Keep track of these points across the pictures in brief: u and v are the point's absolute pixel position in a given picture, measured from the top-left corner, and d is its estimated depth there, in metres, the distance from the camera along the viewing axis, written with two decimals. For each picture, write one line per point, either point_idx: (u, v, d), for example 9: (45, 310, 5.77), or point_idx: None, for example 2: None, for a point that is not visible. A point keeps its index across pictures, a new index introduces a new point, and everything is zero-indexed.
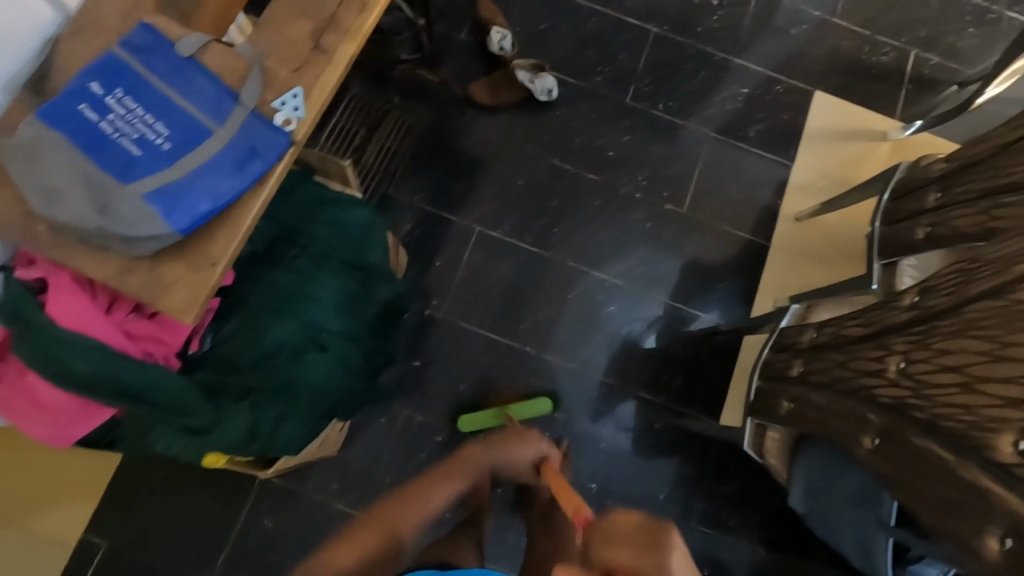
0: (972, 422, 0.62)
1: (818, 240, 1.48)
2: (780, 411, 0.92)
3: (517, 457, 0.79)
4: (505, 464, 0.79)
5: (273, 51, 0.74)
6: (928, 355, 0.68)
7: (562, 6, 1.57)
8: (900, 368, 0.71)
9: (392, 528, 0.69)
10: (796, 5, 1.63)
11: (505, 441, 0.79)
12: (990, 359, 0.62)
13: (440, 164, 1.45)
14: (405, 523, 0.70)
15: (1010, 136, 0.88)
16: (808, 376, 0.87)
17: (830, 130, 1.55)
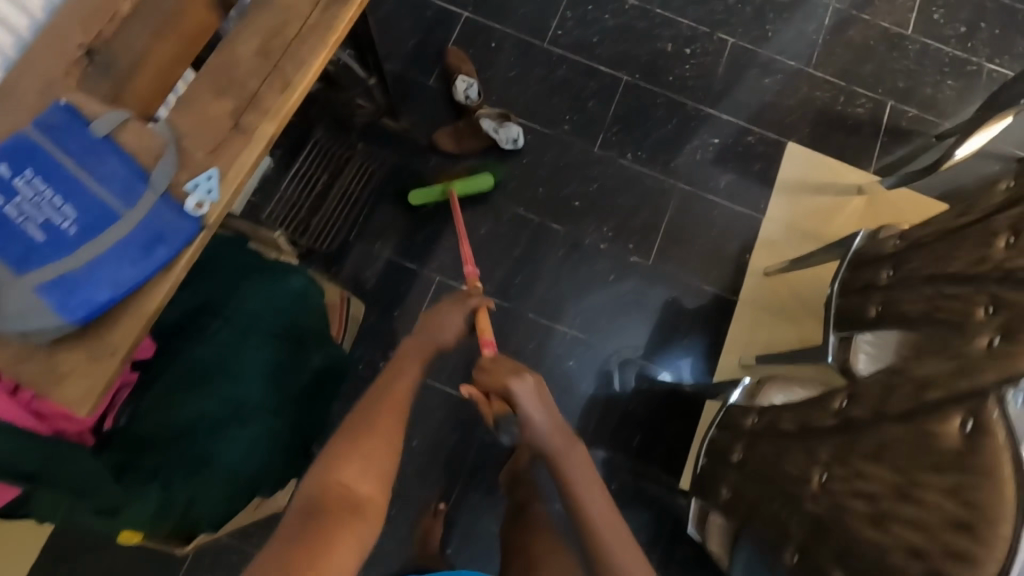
0: (881, 559, 0.63)
1: (788, 297, 1.45)
2: (721, 496, 0.88)
3: (447, 322, 0.86)
4: (439, 335, 0.84)
5: (191, 129, 0.73)
6: (848, 475, 0.69)
7: (533, 53, 1.56)
8: (822, 481, 0.71)
9: (381, 415, 0.72)
10: (770, 54, 1.61)
11: (437, 313, 0.86)
12: (902, 498, 0.63)
13: (401, 210, 1.43)
14: (391, 411, 0.73)
15: (954, 218, 0.85)
16: (746, 465, 0.85)
17: (802, 183, 1.53)
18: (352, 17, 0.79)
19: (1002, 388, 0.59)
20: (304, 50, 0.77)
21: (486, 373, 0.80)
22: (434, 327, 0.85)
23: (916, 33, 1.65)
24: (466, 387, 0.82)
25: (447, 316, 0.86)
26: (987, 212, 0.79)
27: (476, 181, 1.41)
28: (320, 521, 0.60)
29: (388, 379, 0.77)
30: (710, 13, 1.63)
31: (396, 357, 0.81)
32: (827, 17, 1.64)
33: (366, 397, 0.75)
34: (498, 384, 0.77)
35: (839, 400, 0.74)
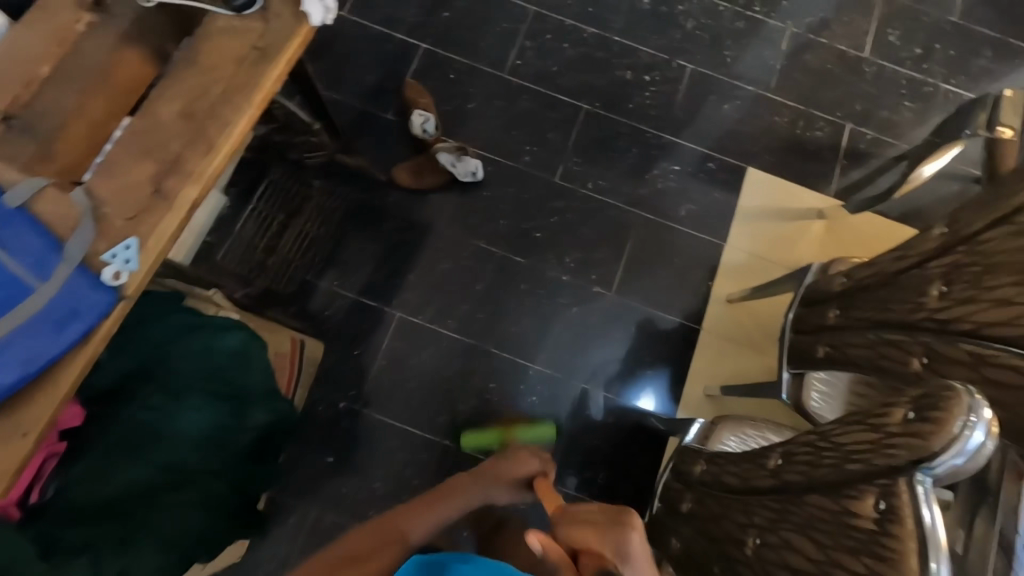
0: None
1: (750, 325, 1.45)
2: (672, 548, 0.87)
3: (508, 474, 0.80)
4: (496, 485, 0.81)
5: (111, 197, 0.72)
6: (777, 539, 0.68)
7: (493, 85, 1.57)
8: (754, 545, 0.71)
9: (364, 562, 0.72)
10: (729, 80, 1.63)
11: (496, 461, 0.82)
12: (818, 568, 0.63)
13: (360, 248, 1.42)
14: (379, 556, 0.73)
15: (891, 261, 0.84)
16: (696, 518, 0.83)
17: (763, 209, 1.53)
18: (279, 75, 0.78)
19: (911, 465, 0.59)
20: (229, 110, 0.75)
21: (582, 523, 0.62)
22: (499, 474, 0.81)
23: (872, 56, 1.68)
24: (541, 539, 0.60)
25: (509, 467, 0.81)
26: (924, 257, 0.78)
27: (541, 432, 1.29)
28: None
29: (417, 514, 0.79)
30: (669, 41, 1.64)
31: (425, 507, 0.79)
32: (783, 43, 1.66)
33: (363, 531, 0.77)
34: (593, 536, 0.60)
35: (773, 459, 0.75)
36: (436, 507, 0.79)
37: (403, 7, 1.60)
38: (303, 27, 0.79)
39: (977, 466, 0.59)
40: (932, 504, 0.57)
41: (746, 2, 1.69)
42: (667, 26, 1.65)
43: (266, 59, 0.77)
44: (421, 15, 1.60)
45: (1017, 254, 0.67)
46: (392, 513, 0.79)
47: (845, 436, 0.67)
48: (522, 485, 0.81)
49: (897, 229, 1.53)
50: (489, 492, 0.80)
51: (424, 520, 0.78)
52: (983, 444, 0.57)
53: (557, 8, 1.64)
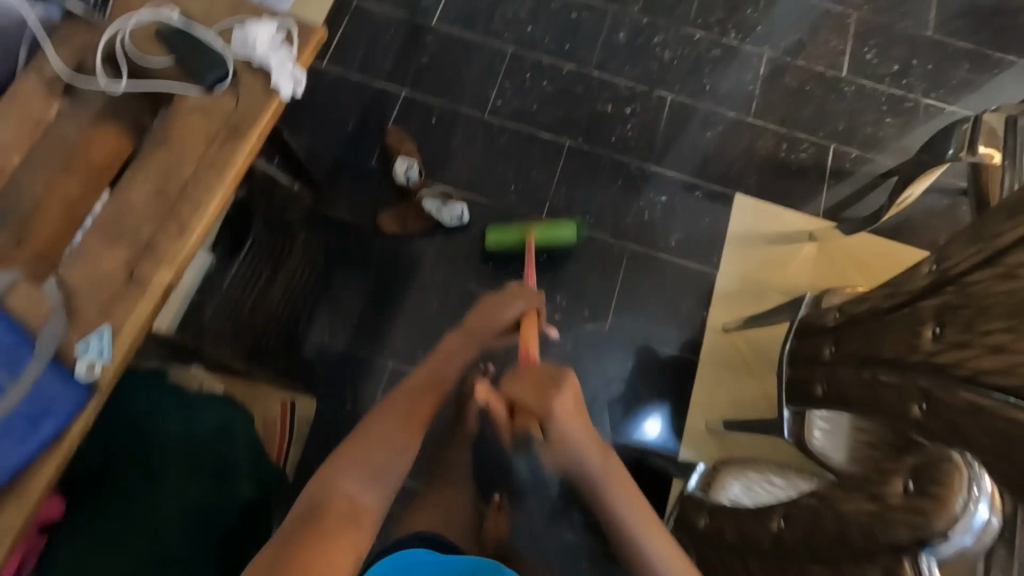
0: None
1: (748, 353, 1.42)
2: None
3: (499, 316, 0.91)
4: (484, 330, 0.90)
5: (85, 286, 0.70)
6: None
7: (474, 127, 1.57)
8: None
9: (411, 410, 0.81)
10: (709, 107, 1.63)
11: (480, 306, 0.91)
12: None
13: (349, 297, 1.41)
14: (423, 400, 0.83)
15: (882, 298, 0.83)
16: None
17: (753, 234, 1.52)
18: (250, 150, 0.78)
19: (917, 545, 0.56)
20: (201, 189, 0.75)
21: (525, 382, 0.76)
22: (488, 319, 0.90)
23: (850, 74, 1.68)
24: (482, 390, 0.77)
25: (494, 309, 0.91)
26: (912, 295, 0.77)
27: (559, 228, 1.42)
28: (316, 521, 0.67)
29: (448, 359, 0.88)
30: (647, 71, 1.65)
31: (435, 354, 0.89)
32: (761, 66, 1.67)
33: (411, 383, 0.85)
34: (529, 408, 0.74)
35: (775, 519, 0.75)
36: (454, 356, 0.89)
37: (383, 56, 1.62)
38: (273, 101, 0.79)
39: (986, 544, 0.57)
40: None
41: (721, 29, 1.70)
42: (644, 57, 1.67)
43: (236, 137, 0.77)
44: (400, 62, 1.62)
45: (1007, 296, 0.65)
46: (432, 355, 0.89)
47: (852, 499, 0.66)
48: (508, 328, 0.93)
49: (893, 246, 1.50)
50: (477, 337, 0.90)
51: (453, 363, 0.88)
52: (989, 520, 0.55)
53: (534, 47, 1.66)
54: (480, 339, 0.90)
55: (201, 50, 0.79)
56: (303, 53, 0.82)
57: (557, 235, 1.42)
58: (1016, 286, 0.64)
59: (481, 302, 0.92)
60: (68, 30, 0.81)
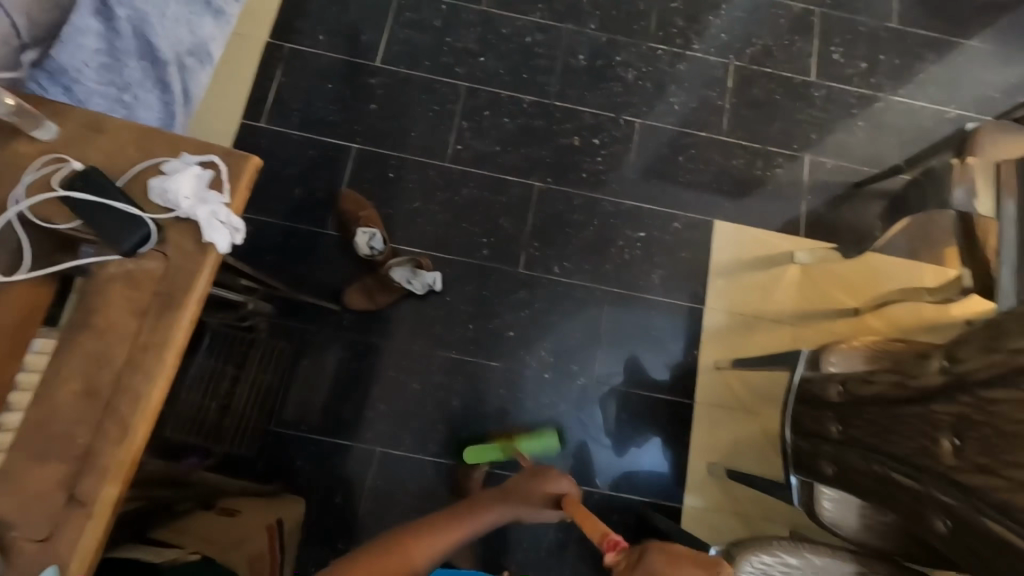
0: None
1: (741, 391, 1.41)
2: None
3: (535, 492, 0.95)
4: (525, 501, 0.94)
5: (19, 517, 0.61)
6: None
7: (435, 179, 1.48)
8: None
9: (406, 556, 0.79)
10: (679, 129, 1.56)
11: (527, 479, 0.97)
12: None
13: (327, 383, 1.35)
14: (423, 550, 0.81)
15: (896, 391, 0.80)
16: None
17: (736, 263, 1.48)
18: (190, 320, 0.68)
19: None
20: (138, 378, 0.65)
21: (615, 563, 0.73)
22: (529, 493, 0.95)
23: (818, 78, 1.62)
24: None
25: (541, 484, 0.96)
26: (925, 394, 0.77)
27: (544, 440, 1.29)
28: None
29: (472, 513, 0.89)
30: (611, 96, 1.56)
31: (465, 520, 0.87)
32: (728, 78, 1.60)
33: (426, 526, 0.84)
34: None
35: None
36: (488, 508, 0.91)
37: (326, 108, 1.50)
38: (208, 256, 0.69)
39: None
40: None
41: (683, 40, 1.61)
42: (606, 80, 1.57)
43: (172, 307, 0.67)
44: (347, 114, 1.50)
45: None
46: (464, 506, 0.90)
47: None
48: (550, 504, 0.95)
49: (876, 261, 1.49)
50: (505, 501, 0.93)
51: (479, 518, 0.89)
52: None
53: (489, 80, 1.54)
54: (520, 509, 0.93)
55: (105, 214, 0.68)
56: (235, 192, 0.72)
57: (540, 446, 1.29)
58: None
59: (531, 471, 0.99)
60: None
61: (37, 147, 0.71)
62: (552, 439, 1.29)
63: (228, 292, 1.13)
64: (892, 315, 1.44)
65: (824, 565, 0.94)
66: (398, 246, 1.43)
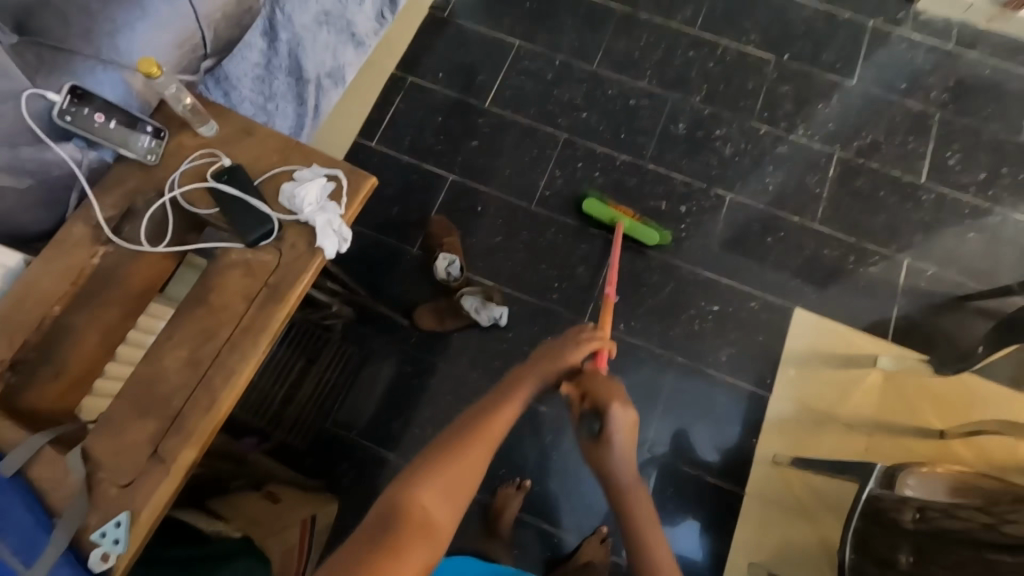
0: None
1: (799, 493, 1.31)
2: None
3: (568, 357, 0.82)
4: (554, 364, 0.81)
5: (110, 460, 0.68)
6: None
7: (521, 219, 1.53)
8: None
9: (488, 424, 0.75)
10: (771, 209, 1.53)
11: (556, 343, 0.84)
12: None
13: (382, 393, 1.40)
14: (499, 415, 0.76)
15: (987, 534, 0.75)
16: None
17: (811, 355, 1.41)
18: (288, 314, 0.74)
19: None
20: (234, 357, 0.72)
21: (602, 382, 0.79)
22: (561, 359, 0.82)
23: (930, 181, 1.55)
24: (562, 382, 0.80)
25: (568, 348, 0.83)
26: (1017, 543, 0.71)
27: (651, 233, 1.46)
28: (394, 532, 0.63)
29: (518, 386, 0.80)
30: (705, 166, 1.57)
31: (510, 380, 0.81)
32: (830, 167, 1.57)
33: (490, 397, 0.79)
34: (602, 400, 0.77)
35: None
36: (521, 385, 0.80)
37: (432, 138, 1.61)
38: (316, 258, 0.76)
39: None
40: None
41: (788, 123, 1.61)
42: (703, 151, 1.58)
43: (275, 299, 0.74)
44: (450, 146, 1.61)
45: None
46: (508, 376, 0.82)
47: None
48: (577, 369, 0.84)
49: (973, 382, 1.37)
50: (552, 376, 0.81)
51: (526, 380, 0.80)
52: None
53: (588, 134, 1.61)
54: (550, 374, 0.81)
55: (239, 206, 0.77)
56: (350, 206, 0.79)
57: (645, 234, 1.45)
58: None
59: (546, 344, 0.85)
60: (119, 172, 0.81)
61: (198, 140, 0.83)
62: (655, 232, 1.45)
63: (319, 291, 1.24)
64: (985, 446, 1.30)
65: None
66: (473, 275, 1.49)
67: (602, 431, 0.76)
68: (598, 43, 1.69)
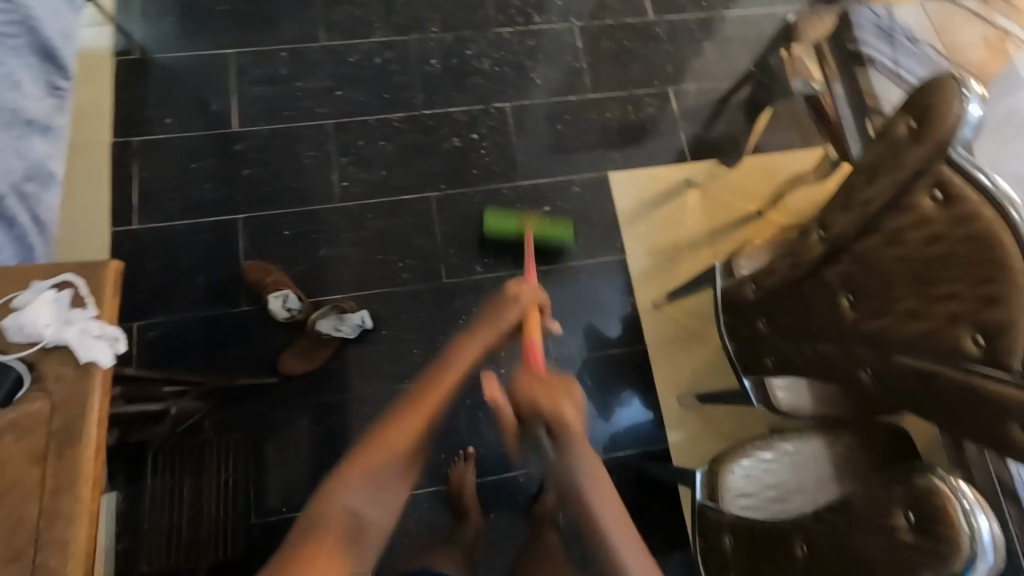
0: None
1: (685, 321, 1.47)
2: None
3: (504, 320, 0.83)
4: (495, 328, 0.83)
5: None
6: None
7: (335, 222, 1.45)
8: None
9: (409, 422, 0.73)
10: (549, 100, 1.60)
11: (496, 303, 0.85)
12: None
13: (293, 457, 1.30)
14: (423, 409, 0.75)
15: (803, 254, 0.82)
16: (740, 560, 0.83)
17: (640, 206, 1.54)
18: (96, 447, 0.64)
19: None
20: (59, 526, 0.61)
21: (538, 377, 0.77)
22: (491, 320, 0.83)
23: (658, 15, 1.70)
24: (487, 373, 0.76)
25: (502, 309, 0.84)
26: (815, 265, 0.80)
27: (557, 230, 1.45)
28: (316, 537, 0.65)
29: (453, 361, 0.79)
30: (474, 90, 1.58)
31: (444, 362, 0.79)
32: (577, 40, 1.66)
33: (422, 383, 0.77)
34: (551, 407, 0.74)
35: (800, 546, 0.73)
36: (460, 359, 0.79)
37: (200, 189, 1.45)
38: (94, 375, 0.65)
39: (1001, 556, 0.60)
40: None
41: (525, 17, 1.65)
42: (466, 76, 1.59)
43: (70, 441, 0.63)
44: (222, 188, 1.45)
45: (901, 262, 0.71)
46: (442, 356, 0.80)
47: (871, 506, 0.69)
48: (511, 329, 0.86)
49: (761, 161, 1.59)
50: (488, 339, 0.82)
51: (454, 368, 0.78)
52: (994, 534, 0.59)
53: (353, 111, 1.53)
54: (489, 337, 0.82)
55: None
56: (104, 301, 0.69)
57: (558, 236, 1.44)
58: (901, 252, 0.70)
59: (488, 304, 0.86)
60: None
61: None
62: (567, 229, 1.45)
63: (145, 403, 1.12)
64: (790, 205, 1.53)
65: (796, 448, 0.99)
66: (318, 298, 1.40)
67: (557, 439, 0.74)
68: (313, 19, 1.59)
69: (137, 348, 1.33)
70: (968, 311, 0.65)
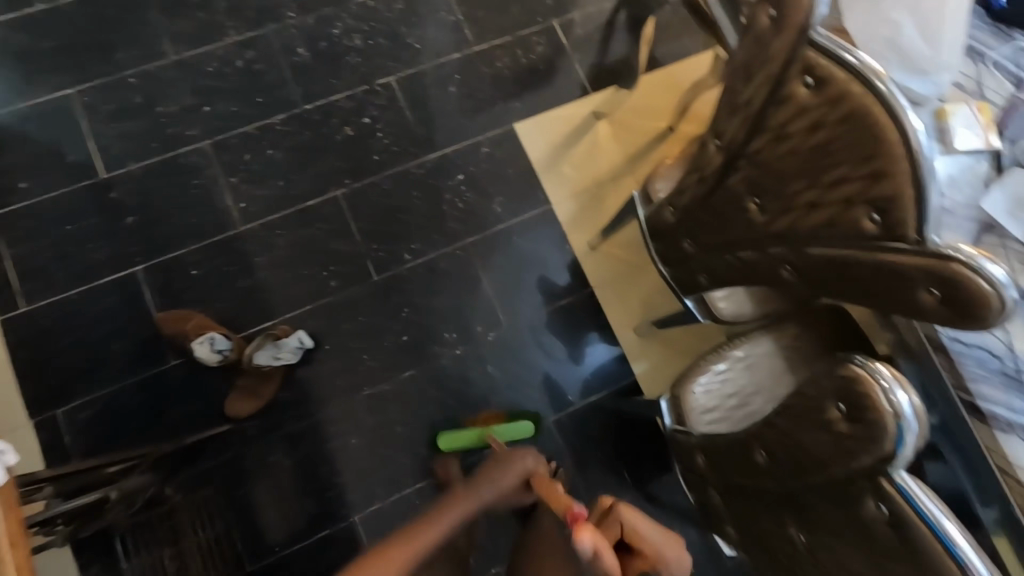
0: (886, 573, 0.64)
1: (624, 254, 1.47)
2: (722, 520, 0.88)
3: (507, 476, 1.00)
4: (501, 479, 1.00)
5: None
6: (798, 513, 0.73)
7: (244, 247, 1.36)
8: (803, 537, 0.73)
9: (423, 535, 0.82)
10: (435, 64, 1.51)
11: (504, 459, 1.03)
12: (848, 520, 0.67)
13: (272, 496, 1.27)
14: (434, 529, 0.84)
15: (706, 166, 0.81)
16: (713, 474, 0.86)
17: (553, 150, 1.50)
18: None
19: (882, 462, 0.62)
20: None
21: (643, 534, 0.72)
22: (502, 474, 1.00)
23: None
24: (593, 536, 0.66)
25: (512, 464, 1.02)
26: (718, 175, 0.79)
27: (518, 426, 1.32)
28: None
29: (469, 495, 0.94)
30: (353, 71, 1.47)
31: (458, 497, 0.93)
32: None
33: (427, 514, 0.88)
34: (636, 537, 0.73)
35: (760, 452, 0.76)
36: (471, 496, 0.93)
37: (85, 250, 1.32)
38: None
39: (924, 421, 0.63)
40: (925, 495, 0.60)
41: None
42: (340, 58, 1.47)
43: None
44: (109, 243, 1.33)
45: (793, 156, 0.70)
46: (451, 495, 0.94)
47: (800, 403, 0.70)
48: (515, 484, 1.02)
49: (660, 75, 1.56)
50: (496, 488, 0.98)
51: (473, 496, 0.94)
52: (912, 403, 0.61)
53: (228, 125, 1.41)
54: (497, 483, 0.99)
55: None
56: None
57: (517, 429, 1.32)
58: (792, 146, 0.69)
59: (501, 454, 1.05)
60: None
61: None
62: (526, 424, 1.33)
63: (84, 496, 0.95)
64: (699, 113, 1.52)
65: (747, 351, 1.01)
66: (249, 331, 1.32)
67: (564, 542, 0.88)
68: (154, 33, 1.43)
69: (70, 435, 1.24)
70: (859, 192, 0.65)
